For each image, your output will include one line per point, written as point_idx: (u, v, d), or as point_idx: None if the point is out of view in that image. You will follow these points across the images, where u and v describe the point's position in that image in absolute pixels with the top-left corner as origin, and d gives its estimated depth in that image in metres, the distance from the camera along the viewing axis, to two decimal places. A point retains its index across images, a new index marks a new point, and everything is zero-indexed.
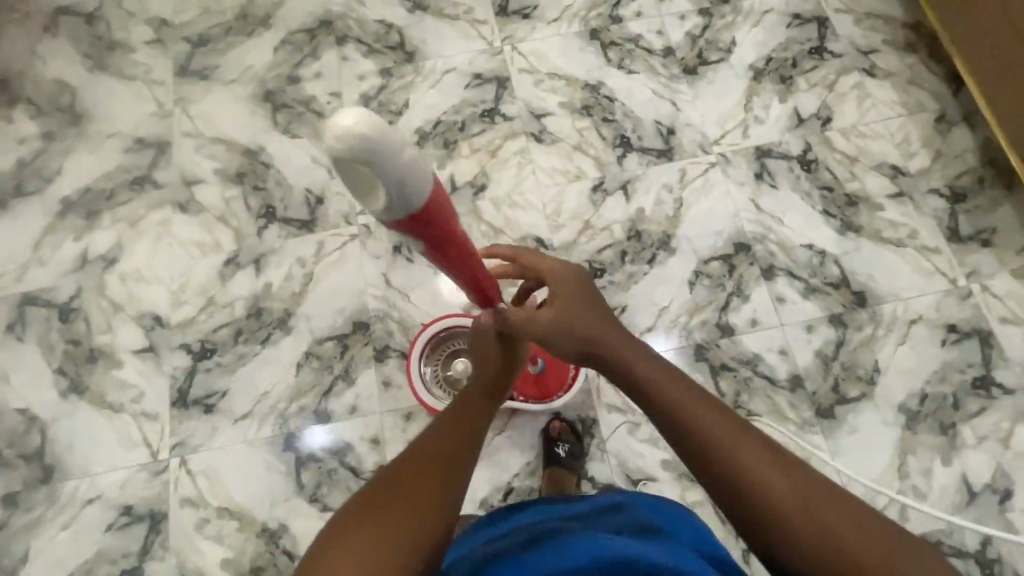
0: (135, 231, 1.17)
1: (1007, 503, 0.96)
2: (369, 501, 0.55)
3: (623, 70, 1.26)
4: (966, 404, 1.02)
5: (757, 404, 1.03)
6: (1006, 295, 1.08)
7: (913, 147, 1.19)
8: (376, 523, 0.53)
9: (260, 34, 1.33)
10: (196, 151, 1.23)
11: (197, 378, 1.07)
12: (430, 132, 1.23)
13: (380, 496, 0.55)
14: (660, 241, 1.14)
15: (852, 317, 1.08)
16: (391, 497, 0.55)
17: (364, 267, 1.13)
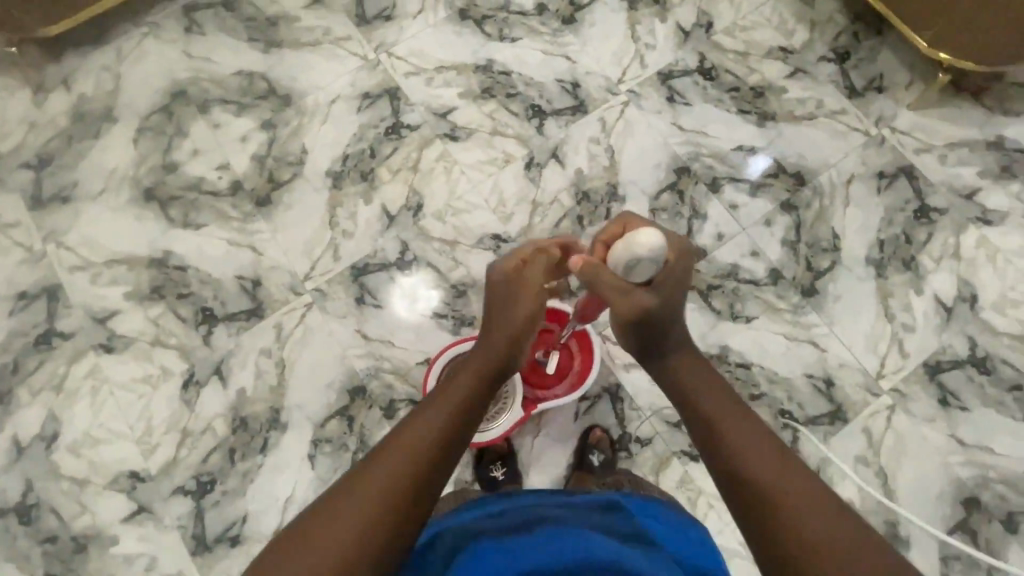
0: (64, 395, 1.03)
1: (977, 306, 1.08)
2: (369, 472, 0.52)
3: (506, 40, 1.23)
4: (916, 236, 1.12)
5: (752, 309, 1.08)
6: (912, 129, 1.18)
7: (790, 25, 1.25)
8: (357, 500, 0.49)
9: (109, 131, 1.16)
10: (94, 282, 1.08)
11: (208, 515, 0.97)
12: (342, 170, 1.15)
13: (370, 476, 0.51)
14: (609, 194, 1.14)
15: (799, 197, 1.14)
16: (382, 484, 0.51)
17: (334, 331, 1.06)
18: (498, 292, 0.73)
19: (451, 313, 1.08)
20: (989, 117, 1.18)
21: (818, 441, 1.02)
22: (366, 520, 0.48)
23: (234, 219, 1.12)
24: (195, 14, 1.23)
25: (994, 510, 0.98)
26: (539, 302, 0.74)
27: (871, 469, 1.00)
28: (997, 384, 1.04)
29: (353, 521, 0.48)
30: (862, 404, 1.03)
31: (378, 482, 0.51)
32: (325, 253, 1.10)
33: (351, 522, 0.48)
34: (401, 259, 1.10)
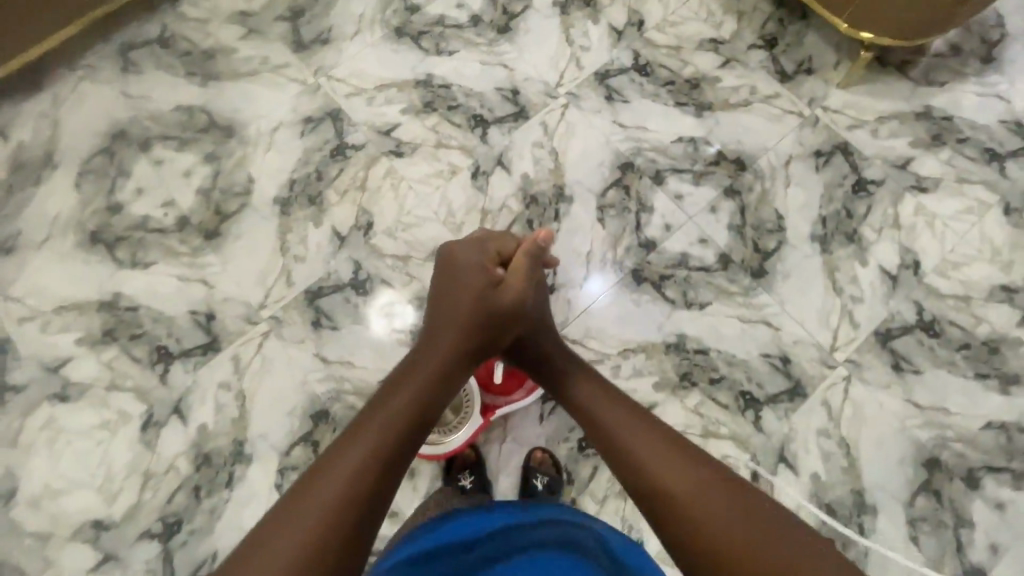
0: (20, 449, 1.00)
1: (920, 272, 1.11)
2: (334, 462, 0.57)
3: (444, 54, 1.24)
4: (856, 210, 1.15)
5: (705, 295, 1.10)
6: (843, 107, 1.22)
7: (718, 17, 1.28)
8: (325, 488, 0.55)
9: (50, 177, 1.15)
10: (43, 332, 1.06)
11: (178, 557, 0.96)
12: (290, 195, 1.15)
13: (335, 465, 0.57)
14: (556, 195, 1.16)
15: (741, 182, 1.17)
16: (348, 470, 0.57)
17: (293, 357, 1.06)
18: (441, 286, 0.82)
19: (410, 328, 1.08)
20: (915, 89, 1.22)
21: (779, 418, 1.03)
22: (336, 504, 0.54)
23: (184, 254, 1.11)
24: (131, 53, 1.23)
25: (955, 469, 1.01)
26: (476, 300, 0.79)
27: (833, 440, 1.02)
28: (946, 346, 1.07)
29: (325, 506, 0.54)
30: (820, 377, 1.05)
31: (346, 468, 0.57)
32: (279, 280, 1.10)
33: (323, 505, 0.54)
34: (355, 279, 1.10)
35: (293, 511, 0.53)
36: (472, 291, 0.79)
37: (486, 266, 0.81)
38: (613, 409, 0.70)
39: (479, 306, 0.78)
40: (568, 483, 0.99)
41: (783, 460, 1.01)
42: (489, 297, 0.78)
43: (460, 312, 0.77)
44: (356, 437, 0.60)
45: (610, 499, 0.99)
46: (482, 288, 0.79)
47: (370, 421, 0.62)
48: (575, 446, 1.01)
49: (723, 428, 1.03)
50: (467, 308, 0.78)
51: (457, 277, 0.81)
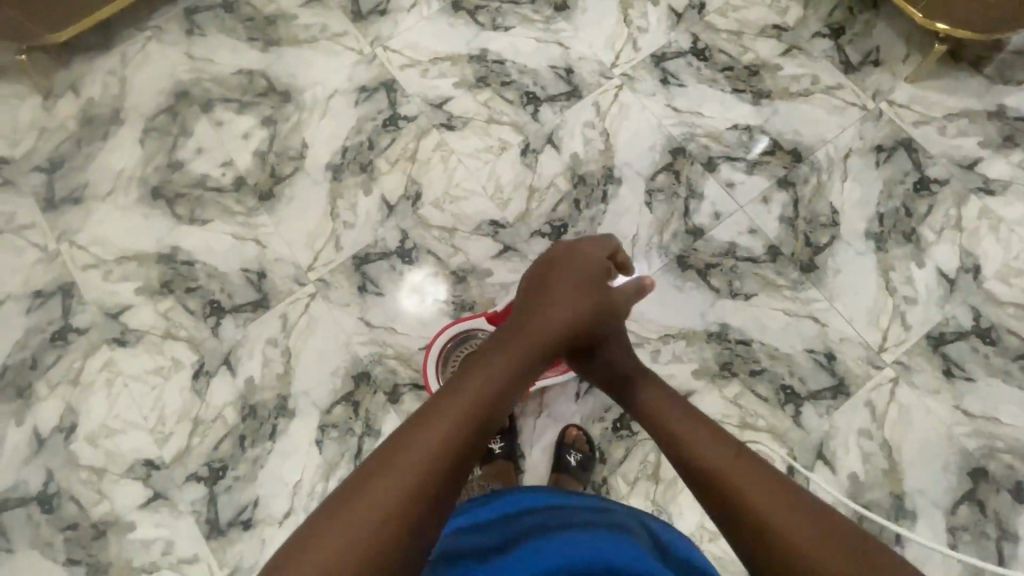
0: (80, 389, 1.06)
1: (980, 276, 1.07)
2: (400, 451, 0.52)
3: (500, 29, 1.24)
4: (916, 208, 1.11)
5: (751, 286, 1.08)
6: (910, 101, 1.17)
7: (783, 2, 1.24)
8: (403, 466, 0.51)
9: (117, 133, 1.20)
10: (106, 279, 1.12)
11: (221, 500, 1.00)
12: (343, 162, 1.17)
13: (407, 448, 0.53)
14: (604, 177, 1.15)
15: (796, 173, 1.14)
16: (416, 469, 0.52)
17: (337, 319, 1.08)
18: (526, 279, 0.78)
19: (452, 299, 1.10)
20: (989, 86, 1.17)
21: (820, 415, 1.02)
22: (403, 505, 0.50)
23: (238, 214, 1.15)
24: (196, 16, 1.27)
25: (1002, 480, 0.98)
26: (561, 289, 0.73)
27: (875, 441, 1.00)
28: (1003, 355, 1.03)
29: (388, 506, 0.49)
30: (865, 377, 1.03)
31: (413, 463, 0.52)
32: (328, 244, 1.12)
33: (389, 504, 0.49)
34: (401, 248, 1.12)
35: (353, 506, 0.49)
36: (569, 293, 0.74)
37: (583, 272, 0.76)
38: (672, 414, 0.67)
39: (574, 310, 0.72)
40: (600, 462, 1.00)
41: (820, 458, 1.00)
42: (572, 289, 0.74)
43: (551, 310, 0.71)
44: (428, 428, 0.55)
45: (641, 482, 0.99)
46: (576, 291, 0.74)
47: (443, 412, 0.56)
48: (609, 426, 1.01)
49: (761, 420, 1.02)
50: (561, 307, 0.72)
51: (552, 278, 0.76)
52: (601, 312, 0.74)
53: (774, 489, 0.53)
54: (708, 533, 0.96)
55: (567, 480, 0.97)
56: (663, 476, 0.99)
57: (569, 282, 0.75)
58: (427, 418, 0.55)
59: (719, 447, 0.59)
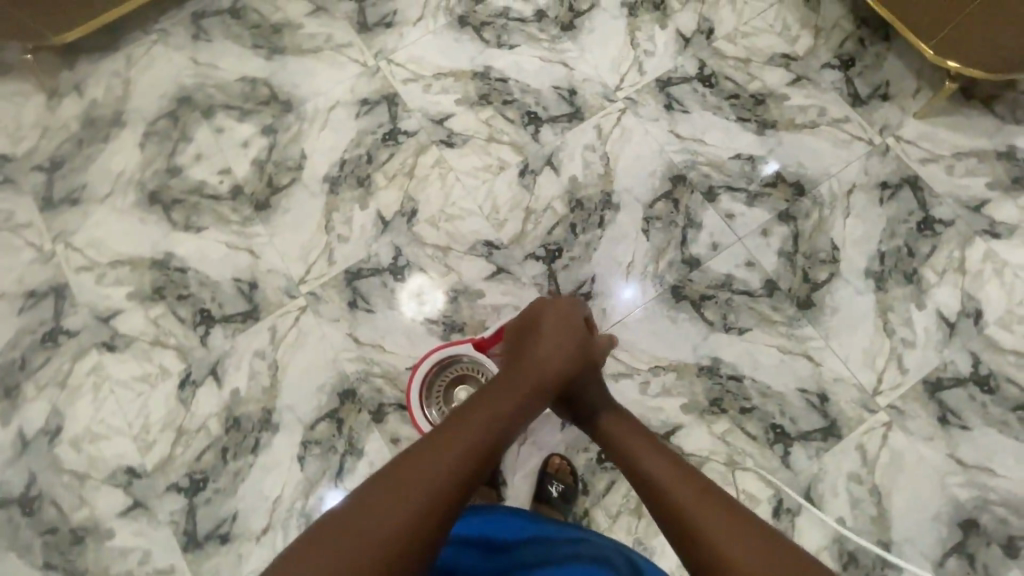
0: (67, 391, 1.06)
1: (981, 322, 1.04)
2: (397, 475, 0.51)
3: (505, 47, 1.23)
4: (919, 249, 1.09)
5: (745, 320, 1.06)
6: (919, 138, 1.15)
7: (793, 31, 1.22)
8: (400, 488, 0.50)
9: (117, 135, 1.20)
10: (99, 282, 1.12)
11: (201, 512, 1.00)
12: (340, 175, 1.17)
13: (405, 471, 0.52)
14: (602, 202, 1.14)
15: (797, 207, 1.12)
16: (403, 508, 0.49)
17: (327, 334, 1.08)
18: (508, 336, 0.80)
19: (442, 319, 1.09)
20: (1000, 126, 1.15)
21: (809, 456, 1.00)
22: (388, 545, 0.47)
23: (233, 222, 1.15)
24: (203, 21, 1.27)
25: (994, 534, 0.95)
26: (544, 335, 0.76)
27: (864, 487, 0.98)
28: (1001, 404, 1.01)
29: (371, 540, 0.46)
30: (857, 420, 1.01)
31: (400, 501, 0.49)
32: (321, 258, 1.12)
33: (368, 545, 0.46)
34: (393, 264, 1.11)
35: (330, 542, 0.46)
36: (558, 340, 0.75)
37: (569, 320, 0.78)
38: (646, 450, 0.65)
39: (562, 357, 0.73)
40: (583, 493, 0.99)
41: (809, 501, 0.98)
42: (552, 333, 0.76)
43: (536, 359, 0.72)
44: (418, 466, 0.52)
45: (623, 516, 0.97)
46: (562, 339, 0.75)
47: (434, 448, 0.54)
48: (594, 457, 1.00)
49: (749, 459, 1.00)
50: (548, 354, 0.73)
51: (540, 325, 0.77)
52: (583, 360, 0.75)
53: (741, 529, 0.52)
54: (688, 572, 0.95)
55: (548, 510, 0.96)
56: (646, 511, 0.97)
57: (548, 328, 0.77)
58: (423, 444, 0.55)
59: (693, 487, 0.58)
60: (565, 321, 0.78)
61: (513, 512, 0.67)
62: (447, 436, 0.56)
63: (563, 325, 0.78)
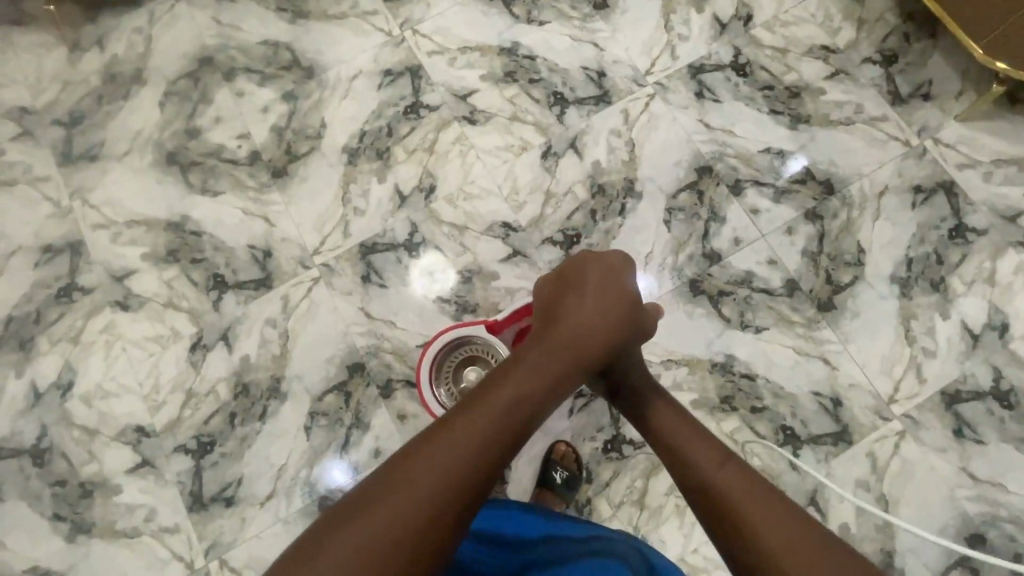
0: (80, 347, 1.07)
1: (1007, 335, 1.02)
2: (414, 460, 0.51)
3: (534, 23, 1.19)
4: (949, 257, 1.06)
5: (763, 319, 1.04)
6: (958, 141, 1.11)
7: (835, 23, 1.17)
8: (418, 473, 0.50)
9: (137, 94, 1.19)
10: (115, 241, 1.11)
11: (207, 475, 1.01)
12: (360, 146, 1.15)
13: (423, 454, 0.51)
14: (625, 188, 1.11)
15: (826, 207, 1.09)
16: (419, 494, 0.48)
17: (339, 307, 1.07)
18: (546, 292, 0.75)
19: (455, 299, 1.08)
20: None
21: (819, 460, 0.99)
22: (399, 540, 0.46)
23: (250, 189, 1.13)
24: None
25: (1000, 550, 0.94)
26: (583, 297, 0.70)
27: (872, 494, 0.97)
28: (1020, 421, 0.98)
29: (385, 527, 0.47)
30: (870, 427, 0.99)
31: (411, 494, 0.48)
32: (336, 229, 1.11)
33: (383, 531, 0.46)
34: (409, 240, 1.10)
35: (348, 529, 0.47)
36: (597, 304, 0.70)
37: (608, 281, 0.72)
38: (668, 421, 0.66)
39: (599, 322, 0.68)
40: (586, 481, 0.98)
41: (815, 505, 0.97)
42: (590, 294, 0.71)
43: (573, 323, 0.67)
44: (435, 452, 0.51)
45: (625, 507, 0.97)
46: (602, 304, 0.70)
47: (449, 435, 0.52)
48: (600, 446, 1.00)
49: (757, 460, 0.99)
50: (587, 317, 0.68)
51: (580, 285, 0.72)
52: (625, 324, 0.70)
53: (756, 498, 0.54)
54: (687, 566, 0.95)
55: (550, 495, 0.96)
56: (649, 503, 0.97)
57: (588, 288, 0.71)
58: (442, 423, 0.54)
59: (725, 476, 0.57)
60: (607, 281, 0.72)
61: (522, 506, 0.68)
62: (466, 420, 0.54)
63: (603, 287, 0.72)
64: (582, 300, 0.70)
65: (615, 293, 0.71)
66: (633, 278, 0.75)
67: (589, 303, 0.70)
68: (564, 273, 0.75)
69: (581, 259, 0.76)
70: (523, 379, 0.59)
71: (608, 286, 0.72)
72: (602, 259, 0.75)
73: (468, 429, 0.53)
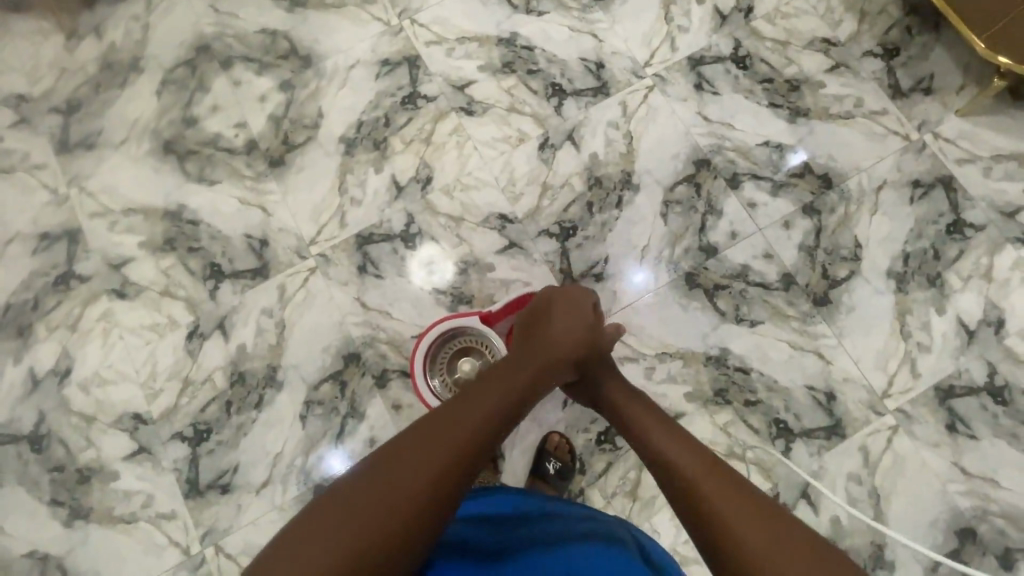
0: (78, 335, 1.07)
1: (1002, 332, 1.02)
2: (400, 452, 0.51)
3: (533, 13, 1.18)
4: (946, 252, 1.05)
5: (758, 313, 1.04)
6: (958, 136, 1.10)
7: (837, 15, 1.16)
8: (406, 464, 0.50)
9: (134, 82, 1.18)
10: (112, 230, 1.12)
11: (203, 463, 1.02)
12: (357, 136, 1.14)
13: (410, 447, 0.52)
14: (622, 181, 1.11)
15: (823, 201, 1.09)
16: (409, 482, 0.49)
17: (335, 297, 1.08)
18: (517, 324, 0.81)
19: (451, 290, 1.08)
20: None
21: (811, 453, 0.99)
22: (388, 528, 0.46)
23: (247, 178, 1.13)
24: None
25: (990, 544, 0.95)
26: (552, 321, 0.76)
27: (864, 488, 0.97)
28: (1013, 417, 0.99)
29: (374, 515, 0.47)
30: (863, 421, 1.00)
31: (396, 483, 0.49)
32: (333, 220, 1.11)
33: (373, 520, 0.46)
34: (405, 231, 1.10)
35: (337, 519, 0.46)
36: (566, 324, 0.76)
37: (573, 307, 0.79)
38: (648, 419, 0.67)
39: (567, 341, 0.74)
40: (579, 473, 0.99)
41: (807, 498, 0.97)
42: (555, 318, 0.77)
43: (543, 344, 0.72)
44: (421, 444, 0.52)
45: (618, 498, 0.98)
46: (568, 326, 0.76)
47: (432, 427, 0.54)
48: (594, 438, 1.00)
49: (750, 453, 1.00)
50: (556, 336, 0.74)
51: (548, 312, 0.78)
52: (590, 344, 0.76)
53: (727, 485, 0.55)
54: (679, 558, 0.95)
55: (543, 486, 0.97)
56: (641, 495, 0.98)
57: (554, 314, 0.78)
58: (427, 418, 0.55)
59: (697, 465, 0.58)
60: (571, 305, 0.79)
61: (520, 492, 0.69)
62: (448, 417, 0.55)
63: (572, 310, 0.79)
64: (551, 323, 0.76)
65: (580, 317, 0.78)
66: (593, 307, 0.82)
67: (557, 325, 0.76)
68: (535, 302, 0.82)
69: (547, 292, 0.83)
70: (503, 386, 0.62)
71: (574, 309, 0.79)
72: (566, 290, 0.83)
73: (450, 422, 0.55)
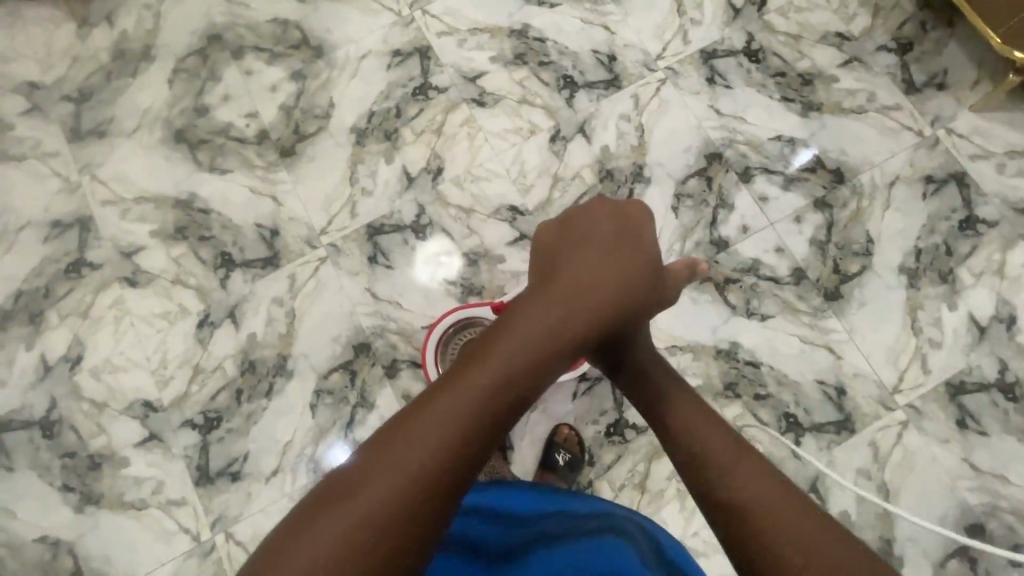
0: (89, 323, 1.08)
1: (1014, 328, 1.01)
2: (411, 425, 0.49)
3: (545, 5, 1.18)
4: (958, 248, 1.05)
5: (769, 307, 1.04)
6: (971, 132, 1.09)
7: (850, 9, 1.16)
8: (417, 438, 0.48)
9: (145, 71, 1.18)
10: (123, 218, 1.12)
11: (213, 450, 1.02)
12: (368, 127, 1.14)
13: (422, 419, 0.49)
14: (633, 174, 1.10)
15: (835, 196, 1.08)
16: (417, 456, 0.47)
17: (345, 287, 1.08)
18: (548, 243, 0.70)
19: (461, 281, 1.08)
20: None
21: (821, 448, 0.99)
22: (396, 509, 0.45)
23: (258, 167, 1.13)
24: None
25: (999, 540, 0.94)
26: (593, 253, 0.66)
27: (873, 483, 0.97)
28: None
29: (383, 491, 0.46)
30: (873, 416, 1.00)
31: (392, 475, 0.46)
32: (343, 210, 1.11)
33: (382, 496, 0.45)
34: (416, 222, 1.10)
35: (349, 494, 0.46)
36: (607, 262, 0.65)
37: (618, 240, 0.68)
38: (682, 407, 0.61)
39: (607, 279, 0.64)
40: (588, 465, 0.99)
41: (816, 492, 0.97)
42: (597, 250, 0.66)
43: (580, 280, 0.63)
44: (432, 417, 0.49)
45: (626, 490, 0.98)
46: (611, 264, 0.65)
47: (444, 404, 0.50)
48: (603, 430, 1.00)
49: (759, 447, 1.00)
50: (595, 272, 0.64)
51: (587, 242, 0.67)
52: (638, 287, 0.66)
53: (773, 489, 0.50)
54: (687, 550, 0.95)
55: (552, 477, 0.97)
56: (650, 487, 0.98)
57: (596, 245, 0.67)
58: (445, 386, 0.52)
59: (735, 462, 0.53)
60: (615, 238, 0.68)
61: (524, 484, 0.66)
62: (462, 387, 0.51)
63: (617, 243, 0.67)
64: (592, 256, 0.65)
65: (627, 253, 0.67)
66: (643, 236, 0.70)
67: (597, 260, 0.65)
68: (569, 226, 0.70)
69: (589, 213, 0.71)
70: (530, 344, 0.56)
71: (618, 244, 0.67)
72: (612, 214, 0.70)
73: (453, 404, 0.50)
